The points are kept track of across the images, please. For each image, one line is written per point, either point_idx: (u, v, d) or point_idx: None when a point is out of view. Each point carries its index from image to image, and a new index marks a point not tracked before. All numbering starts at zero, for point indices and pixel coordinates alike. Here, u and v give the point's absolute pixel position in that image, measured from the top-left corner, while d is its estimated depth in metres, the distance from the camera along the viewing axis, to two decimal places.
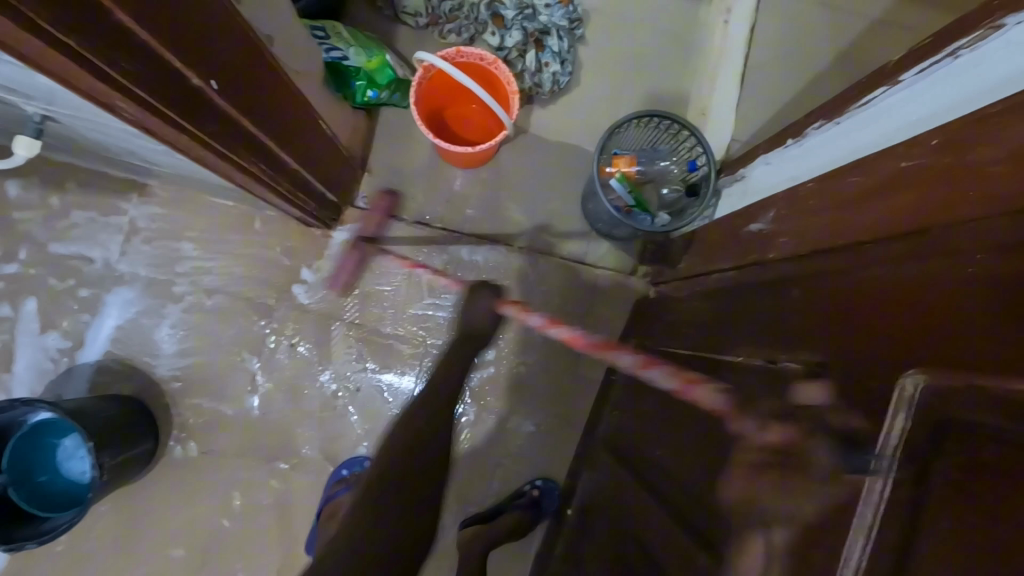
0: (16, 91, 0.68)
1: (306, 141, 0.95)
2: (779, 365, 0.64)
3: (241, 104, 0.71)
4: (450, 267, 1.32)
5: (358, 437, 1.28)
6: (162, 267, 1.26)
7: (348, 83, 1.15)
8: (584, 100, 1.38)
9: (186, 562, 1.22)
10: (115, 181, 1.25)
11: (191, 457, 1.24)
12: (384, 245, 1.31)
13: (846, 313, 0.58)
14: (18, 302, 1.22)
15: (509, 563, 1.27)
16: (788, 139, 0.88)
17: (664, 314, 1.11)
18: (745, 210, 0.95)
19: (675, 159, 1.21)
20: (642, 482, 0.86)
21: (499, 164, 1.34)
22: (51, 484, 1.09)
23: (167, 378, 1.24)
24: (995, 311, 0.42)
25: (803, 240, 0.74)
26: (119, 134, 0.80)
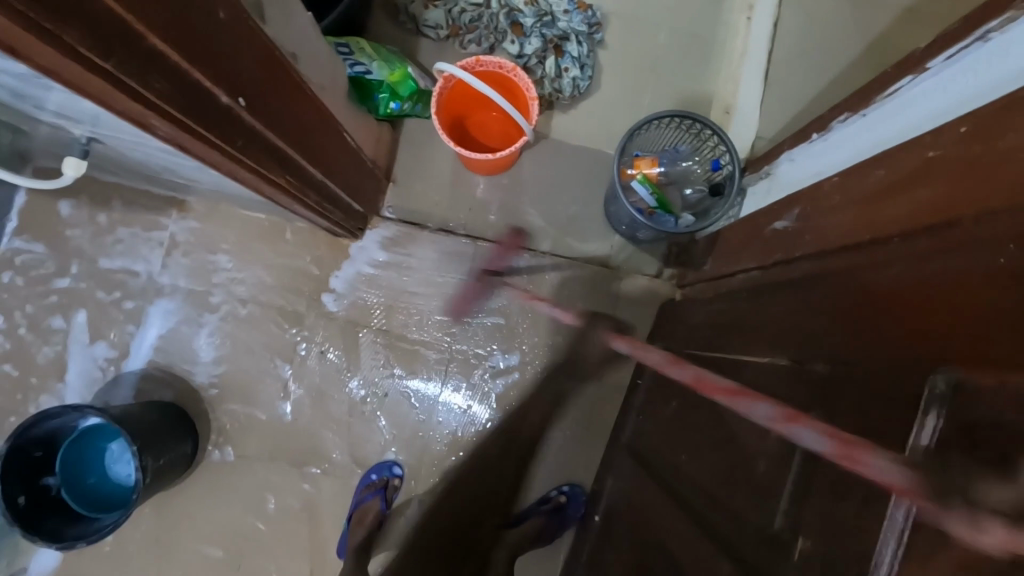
0: (68, 117, 0.73)
1: (332, 154, 0.99)
2: (805, 364, 0.62)
3: (267, 120, 0.74)
4: (475, 274, 1.34)
5: (386, 442, 1.30)
6: (200, 278, 1.32)
7: (372, 96, 1.18)
8: (605, 103, 1.38)
9: (224, 563, 1.26)
10: (157, 198, 1.32)
11: (228, 461, 1.28)
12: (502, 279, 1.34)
13: (870, 309, 0.57)
14: (70, 314, 1.29)
15: (536, 570, 1.27)
16: (813, 134, 0.86)
17: (688, 316, 1.09)
18: (769, 207, 0.93)
19: (697, 159, 1.19)
20: (667, 487, 0.85)
21: (521, 170, 1.35)
22: (100, 485, 1.15)
23: (205, 385, 1.30)
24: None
25: (827, 236, 0.73)
26: (158, 152, 0.85)
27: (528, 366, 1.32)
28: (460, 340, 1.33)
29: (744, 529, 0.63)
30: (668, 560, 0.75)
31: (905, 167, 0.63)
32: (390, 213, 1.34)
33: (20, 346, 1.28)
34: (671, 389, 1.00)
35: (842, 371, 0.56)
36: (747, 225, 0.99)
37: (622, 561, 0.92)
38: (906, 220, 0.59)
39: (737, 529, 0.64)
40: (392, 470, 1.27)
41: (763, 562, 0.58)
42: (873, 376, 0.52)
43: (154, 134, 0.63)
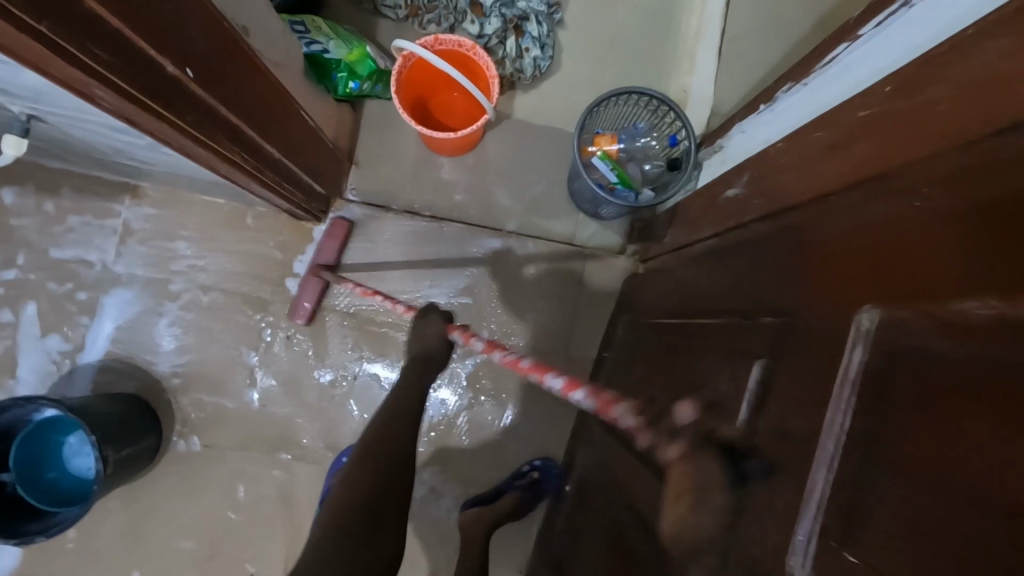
0: (8, 92, 0.71)
1: (289, 133, 0.97)
2: (755, 319, 0.66)
3: (221, 95, 0.74)
4: (311, 262, 1.30)
5: (357, 426, 1.30)
6: (158, 267, 1.28)
7: (329, 74, 1.16)
8: (567, 83, 1.39)
9: (196, 554, 1.24)
10: (108, 184, 1.28)
11: (195, 452, 1.26)
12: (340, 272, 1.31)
13: (810, 263, 0.60)
14: (19, 307, 1.24)
15: (511, 544, 1.29)
16: (761, 105, 0.90)
17: (651, 287, 1.12)
18: (723, 177, 0.96)
19: (655, 135, 1.22)
20: (632, 450, 0.88)
21: (485, 150, 1.36)
22: (60, 480, 1.12)
23: (167, 375, 1.27)
24: (937, 240, 0.45)
25: (772, 199, 0.76)
26: (105, 130, 0.82)
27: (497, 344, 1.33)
28: None
29: None
30: (635, 520, 0.78)
31: (842, 128, 0.66)
32: (354, 195, 1.33)
33: None
34: (636, 358, 1.04)
35: (786, 321, 0.60)
36: (704, 197, 1.02)
37: (593, 526, 0.95)
38: (842, 178, 0.63)
39: None
40: None
41: None
42: (812, 321, 0.56)
43: (100, 104, 0.62)
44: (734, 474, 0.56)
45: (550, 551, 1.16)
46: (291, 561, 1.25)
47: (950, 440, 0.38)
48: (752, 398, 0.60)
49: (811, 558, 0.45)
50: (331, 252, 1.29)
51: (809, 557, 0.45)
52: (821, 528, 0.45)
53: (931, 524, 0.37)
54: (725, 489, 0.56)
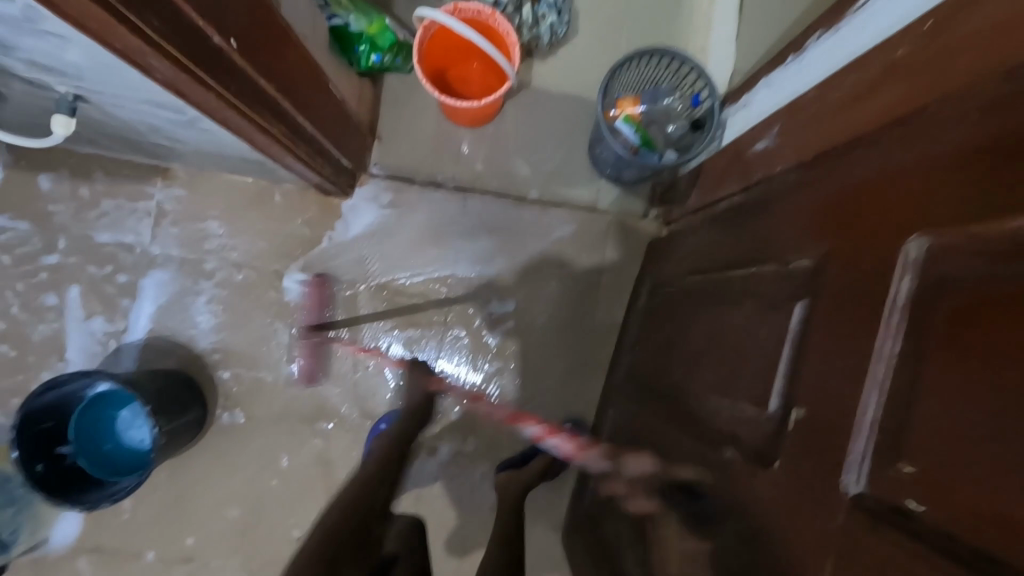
0: (51, 69, 0.72)
1: (319, 107, 0.99)
2: (790, 265, 0.68)
3: (261, 67, 0.75)
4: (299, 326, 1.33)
5: (391, 395, 1.34)
6: (192, 246, 1.32)
7: (351, 48, 1.17)
8: (583, 48, 1.39)
9: (244, 520, 1.30)
10: (141, 168, 1.31)
11: (238, 424, 1.31)
12: (329, 330, 1.33)
13: (843, 204, 0.62)
14: (62, 290, 1.28)
15: (544, 501, 1.34)
16: (789, 57, 0.90)
17: (676, 247, 1.14)
18: (750, 131, 0.97)
19: (677, 95, 1.22)
20: (666, 402, 0.91)
21: (505, 120, 1.37)
22: (116, 451, 1.18)
23: (208, 352, 1.31)
24: (974, 164, 0.46)
25: (801, 148, 0.78)
26: (145, 109, 0.84)
27: (523, 313, 1.36)
28: (457, 291, 1.36)
29: (741, 421, 0.68)
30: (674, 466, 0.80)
31: (876, 71, 0.67)
32: (377, 170, 1.35)
33: (16, 325, 1.27)
34: (664, 316, 1.07)
35: (822, 263, 0.61)
36: (729, 154, 1.03)
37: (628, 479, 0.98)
38: (875, 120, 0.64)
39: (739, 423, 0.68)
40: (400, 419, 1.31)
41: (758, 442, 0.63)
42: (849, 258, 0.57)
43: (154, 77, 0.64)
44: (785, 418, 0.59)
45: (584, 506, 1.20)
46: None
47: (998, 348, 0.40)
48: (795, 336, 0.62)
49: (867, 474, 0.48)
50: (315, 313, 1.32)
51: (863, 474, 0.48)
52: (874, 449, 0.47)
53: (981, 430, 0.40)
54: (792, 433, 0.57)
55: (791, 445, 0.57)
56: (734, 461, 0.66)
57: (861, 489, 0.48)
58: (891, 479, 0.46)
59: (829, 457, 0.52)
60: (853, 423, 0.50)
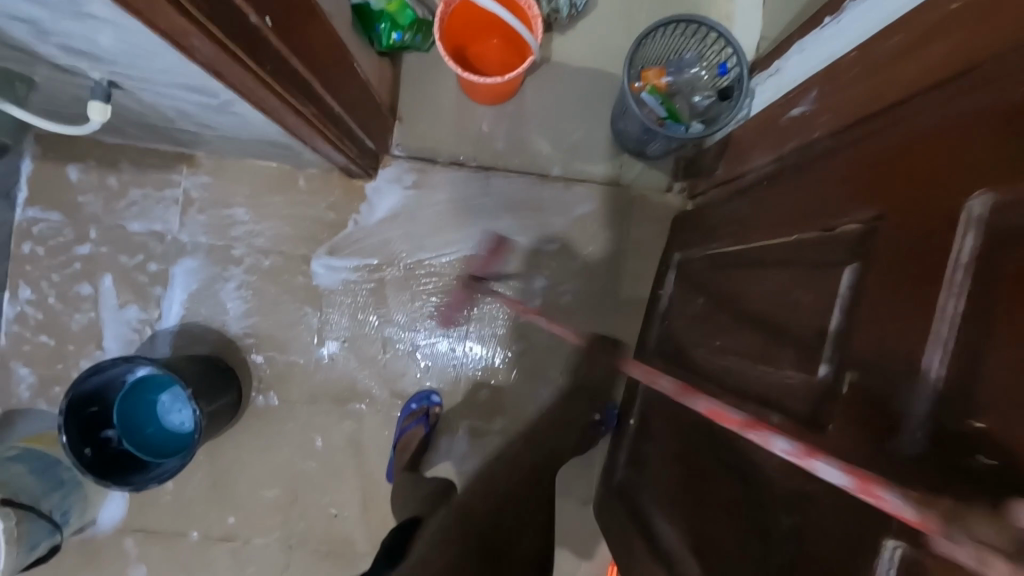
0: (86, 55, 0.72)
1: (344, 87, 0.98)
2: (835, 230, 0.67)
3: (293, 47, 0.75)
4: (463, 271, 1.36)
5: (421, 375, 1.36)
6: (220, 233, 1.33)
7: (372, 27, 1.16)
8: (603, 19, 1.36)
9: (281, 498, 1.33)
10: (166, 156, 1.31)
11: (273, 407, 1.34)
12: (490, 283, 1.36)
13: (892, 165, 0.61)
14: (95, 280, 1.31)
15: (576, 475, 1.36)
16: (826, 18, 0.88)
17: (704, 219, 1.13)
18: (784, 98, 0.95)
19: (703, 65, 1.20)
20: (705, 373, 0.91)
21: (525, 96, 1.35)
22: (158, 434, 1.21)
23: (240, 337, 1.33)
24: None
25: (843, 112, 0.76)
26: (177, 93, 0.84)
27: (496, 279, 1.36)
28: (483, 271, 1.36)
29: (786, 387, 0.68)
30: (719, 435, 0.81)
31: (925, 26, 0.65)
32: (399, 151, 1.35)
33: (53, 315, 1.30)
34: (695, 289, 1.07)
35: (873, 226, 0.61)
36: (760, 122, 1.02)
37: (665, 450, 0.99)
38: (925, 76, 0.63)
39: (784, 390, 0.69)
40: (430, 399, 1.33)
41: (806, 407, 0.64)
42: (902, 219, 0.56)
43: (196, 59, 0.64)
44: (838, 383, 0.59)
45: (616, 479, 1.21)
46: (368, 502, 1.34)
47: None
48: (844, 300, 0.62)
49: (931, 432, 0.48)
50: (482, 264, 1.35)
51: (926, 433, 0.48)
52: (939, 409, 0.48)
53: None
54: (845, 396, 0.58)
55: (842, 408, 0.58)
56: (781, 426, 0.67)
57: (924, 448, 0.48)
58: (955, 436, 0.46)
59: (887, 419, 0.52)
60: (915, 385, 0.50)
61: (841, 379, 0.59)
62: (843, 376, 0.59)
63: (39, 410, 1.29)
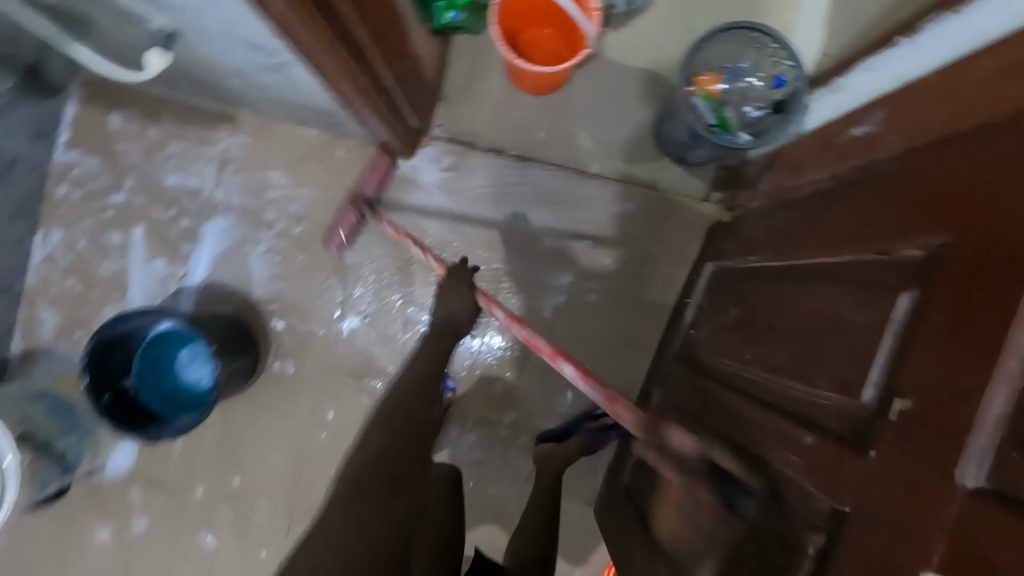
0: (154, 2, 0.72)
1: (399, 60, 0.97)
2: (893, 254, 0.66)
3: (359, 13, 0.74)
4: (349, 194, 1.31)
5: (437, 359, 1.35)
6: (254, 195, 1.33)
7: (429, 4, 1.16)
8: (660, 18, 1.34)
9: (288, 465, 1.34)
10: (208, 113, 1.31)
11: (289, 373, 1.34)
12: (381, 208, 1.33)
13: (965, 193, 0.59)
14: (126, 229, 1.31)
15: (582, 475, 1.35)
16: (898, 39, 0.86)
17: (744, 230, 1.12)
18: (845, 117, 0.93)
19: (760, 74, 1.16)
20: (733, 385, 0.90)
21: (572, 88, 1.34)
22: (176, 387, 1.22)
23: (264, 301, 1.33)
24: None
25: (913, 136, 0.75)
26: (235, 50, 0.84)
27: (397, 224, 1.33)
28: (512, 261, 1.35)
29: (826, 407, 0.67)
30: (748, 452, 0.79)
31: (1015, 53, 0.63)
32: (439, 131, 1.34)
33: (82, 260, 1.31)
34: (727, 300, 1.06)
35: (938, 253, 0.59)
36: (816, 138, 1.00)
37: None
38: (1011, 105, 0.61)
39: (823, 411, 0.68)
40: (445, 383, 1.33)
41: (848, 429, 0.63)
42: (970, 248, 0.55)
43: (267, 15, 0.63)
44: (885, 408, 0.58)
45: (623, 482, 1.21)
46: None
47: None
48: (897, 325, 0.61)
49: (988, 469, 0.47)
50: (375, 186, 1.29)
51: (983, 467, 0.47)
52: (999, 446, 0.46)
53: None
54: (892, 422, 0.57)
55: (887, 433, 0.57)
56: (815, 446, 0.66)
57: (979, 483, 0.47)
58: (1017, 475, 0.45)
59: (937, 449, 0.50)
60: (972, 418, 0.48)
61: (889, 404, 0.58)
62: (892, 400, 0.58)
63: (60, 352, 1.30)
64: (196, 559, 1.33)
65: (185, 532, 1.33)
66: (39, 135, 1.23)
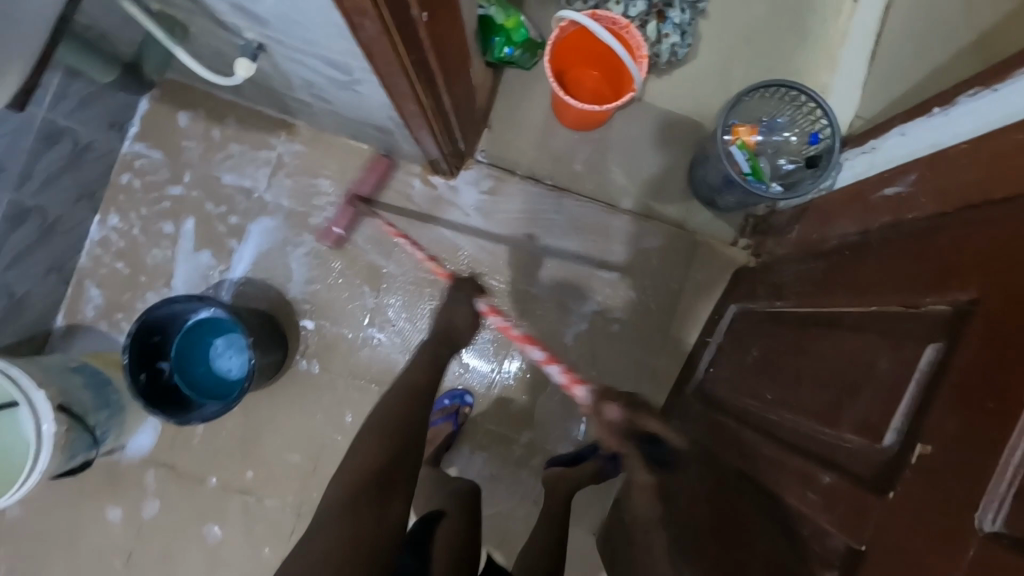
0: (252, 18, 0.79)
1: (458, 87, 1.04)
2: (922, 308, 0.69)
3: (434, 41, 0.81)
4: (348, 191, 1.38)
5: (458, 374, 1.38)
6: (301, 200, 1.40)
7: (488, 39, 1.24)
8: (701, 71, 1.41)
9: (302, 464, 1.36)
10: (268, 120, 1.40)
11: (313, 373, 1.38)
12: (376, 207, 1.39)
13: (994, 255, 0.62)
14: (179, 220, 1.38)
15: (590, 505, 1.35)
16: (934, 108, 0.91)
17: (770, 276, 1.16)
18: (879, 176, 0.97)
19: (795, 130, 1.24)
20: (752, 424, 0.93)
21: (612, 128, 1.40)
22: (207, 374, 1.26)
23: (298, 300, 1.38)
24: None
25: (945, 199, 0.79)
26: (313, 65, 0.91)
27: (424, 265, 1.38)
28: (540, 284, 1.40)
29: (848, 450, 0.70)
30: (768, 491, 0.80)
31: None
32: (482, 156, 1.41)
33: (134, 245, 1.37)
34: (750, 341, 1.09)
35: (966, 310, 0.62)
36: (847, 194, 1.04)
37: None
38: None
39: (846, 454, 0.70)
40: (463, 398, 1.36)
41: (868, 473, 0.65)
42: (996, 305, 0.58)
43: (357, 38, 0.70)
44: (907, 454, 0.60)
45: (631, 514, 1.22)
46: None
47: None
48: (922, 375, 0.63)
49: (1004, 513, 0.48)
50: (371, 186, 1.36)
51: (1001, 513, 0.48)
52: (1019, 492, 0.47)
53: None
54: (913, 466, 0.59)
55: (908, 476, 0.59)
56: (835, 486, 0.68)
57: (996, 527, 0.48)
58: None
59: (960, 495, 0.52)
60: (993, 465, 0.50)
61: (911, 451, 0.60)
62: (917, 448, 0.60)
63: (100, 330, 1.36)
64: (201, 548, 1.34)
65: (193, 520, 1.35)
66: (112, 126, 1.32)
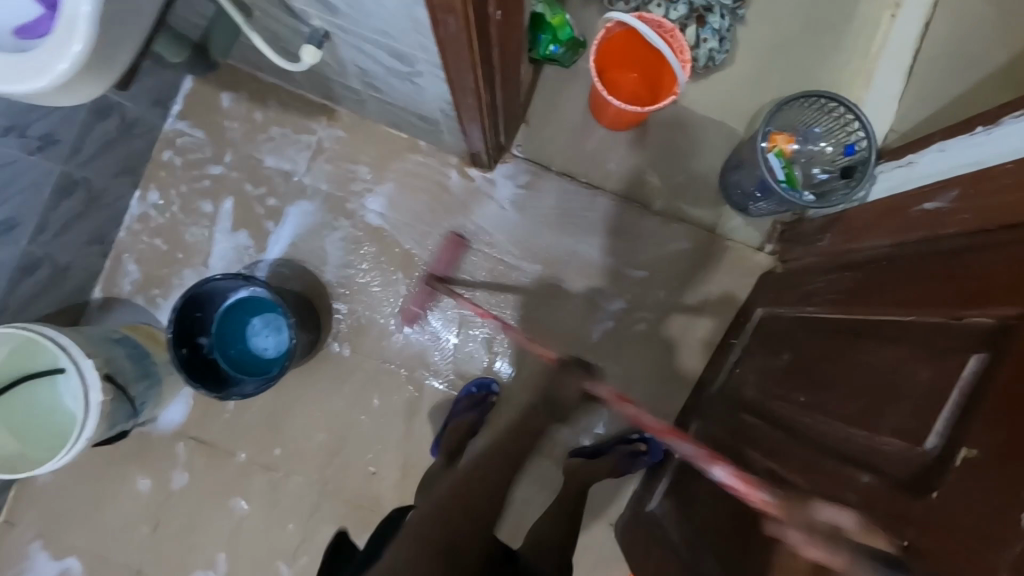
0: (325, 6, 0.81)
1: (508, 83, 1.06)
2: (965, 320, 0.72)
3: (499, 38, 0.83)
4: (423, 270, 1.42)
5: (485, 364, 1.41)
6: (340, 185, 1.42)
7: (535, 37, 1.27)
8: (738, 77, 1.43)
9: (328, 443, 1.39)
10: (309, 105, 1.41)
11: (345, 357, 1.41)
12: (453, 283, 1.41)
13: None
14: (218, 200, 1.40)
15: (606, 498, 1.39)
16: (976, 127, 0.93)
17: (799, 283, 1.19)
18: (916, 191, 1.00)
19: (830, 141, 1.28)
20: (782, 425, 0.96)
21: (647, 130, 1.43)
22: (240, 355, 1.28)
23: (333, 284, 1.41)
24: None
25: (984, 216, 0.82)
26: (375, 56, 0.93)
27: (454, 278, 1.42)
28: (570, 279, 1.42)
29: (886, 454, 0.73)
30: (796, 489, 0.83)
31: None
32: (519, 151, 1.43)
33: (172, 222, 1.39)
34: (779, 345, 1.12)
35: (1010, 324, 0.65)
36: (881, 207, 1.07)
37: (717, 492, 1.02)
38: None
39: (883, 457, 0.73)
40: (490, 387, 1.38)
41: (907, 476, 0.68)
42: None
43: (434, 33, 0.72)
44: (951, 459, 0.63)
45: (650, 508, 1.26)
46: (406, 470, 1.39)
47: None
48: (965, 384, 0.66)
49: None
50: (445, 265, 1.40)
51: None
52: None
53: None
54: (957, 471, 0.61)
55: (952, 480, 0.62)
56: (871, 487, 0.71)
57: None
58: None
59: (1004, 496, 0.54)
60: None
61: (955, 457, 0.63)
62: (961, 454, 0.62)
63: (137, 304, 1.38)
64: (226, 520, 1.38)
65: (220, 493, 1.38)
66: (157, 103, 1.34)
